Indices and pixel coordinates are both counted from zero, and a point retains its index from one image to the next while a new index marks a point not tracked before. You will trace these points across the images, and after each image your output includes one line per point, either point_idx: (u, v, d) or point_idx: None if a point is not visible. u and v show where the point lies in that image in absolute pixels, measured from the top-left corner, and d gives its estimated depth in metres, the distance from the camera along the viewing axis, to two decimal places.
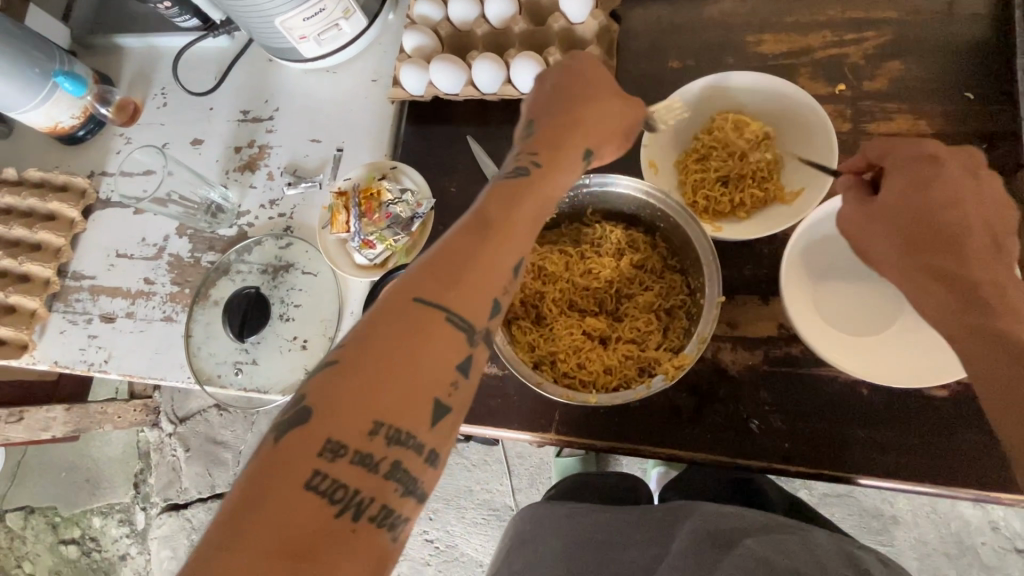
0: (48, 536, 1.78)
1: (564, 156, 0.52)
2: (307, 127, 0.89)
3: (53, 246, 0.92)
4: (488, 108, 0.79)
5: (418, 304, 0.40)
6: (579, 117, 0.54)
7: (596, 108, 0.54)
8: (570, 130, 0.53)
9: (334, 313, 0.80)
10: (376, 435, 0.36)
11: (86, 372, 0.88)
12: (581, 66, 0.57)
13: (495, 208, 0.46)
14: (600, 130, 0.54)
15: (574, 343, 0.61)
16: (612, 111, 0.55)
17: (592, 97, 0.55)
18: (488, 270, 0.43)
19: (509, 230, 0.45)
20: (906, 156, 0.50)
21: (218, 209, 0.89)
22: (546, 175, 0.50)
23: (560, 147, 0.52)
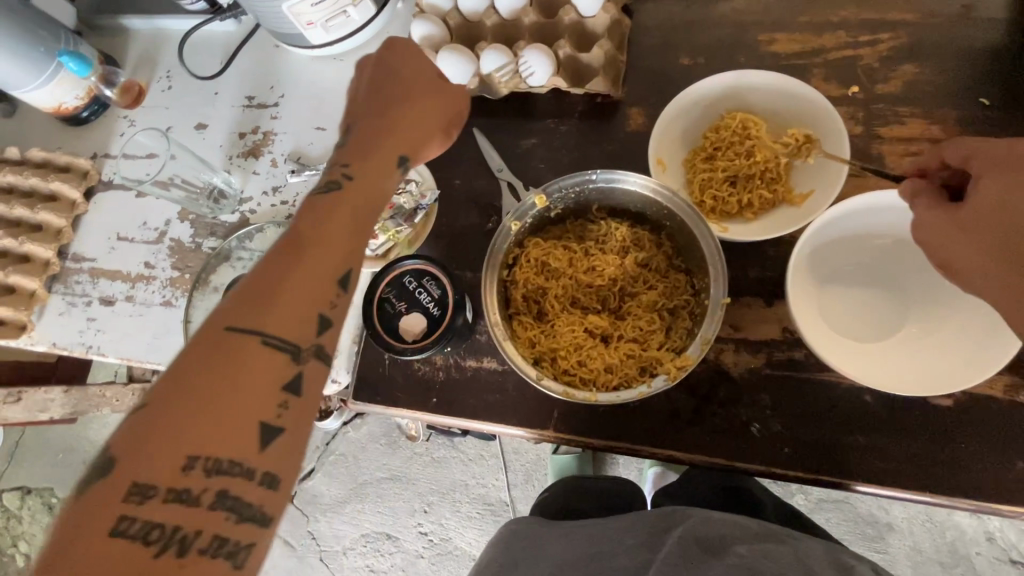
0: (44, 516, 1.79)
1: (379, 165, 0.58)
2: (311, 115, 0.88)
3: (54, 227, 0.91)
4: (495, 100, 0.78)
5: (231, 332, 0.43)
6: (392, 120, 0.60)
7: (408, 115, 0.61)
8: (388, 134, 0.60)
9: None
10: (191, 469, 0.38)
11: (83, 355, 0.88)
12: (397, 73, 0.63)
13: (306, 226, 0.51)
14: (417, 136, 0.61)
15: (575, 340, 0.60)
16: (431, 113, 0.62)
17: (412, 100, 0.61)
18: (300, 288, 0.47)
19: (318, 244, 0.50)
20: (995, 158, 0.47)
21: (220, 194, 0.88)
22: (360, 189, 0.55)
23: (377, 157, 0.58)
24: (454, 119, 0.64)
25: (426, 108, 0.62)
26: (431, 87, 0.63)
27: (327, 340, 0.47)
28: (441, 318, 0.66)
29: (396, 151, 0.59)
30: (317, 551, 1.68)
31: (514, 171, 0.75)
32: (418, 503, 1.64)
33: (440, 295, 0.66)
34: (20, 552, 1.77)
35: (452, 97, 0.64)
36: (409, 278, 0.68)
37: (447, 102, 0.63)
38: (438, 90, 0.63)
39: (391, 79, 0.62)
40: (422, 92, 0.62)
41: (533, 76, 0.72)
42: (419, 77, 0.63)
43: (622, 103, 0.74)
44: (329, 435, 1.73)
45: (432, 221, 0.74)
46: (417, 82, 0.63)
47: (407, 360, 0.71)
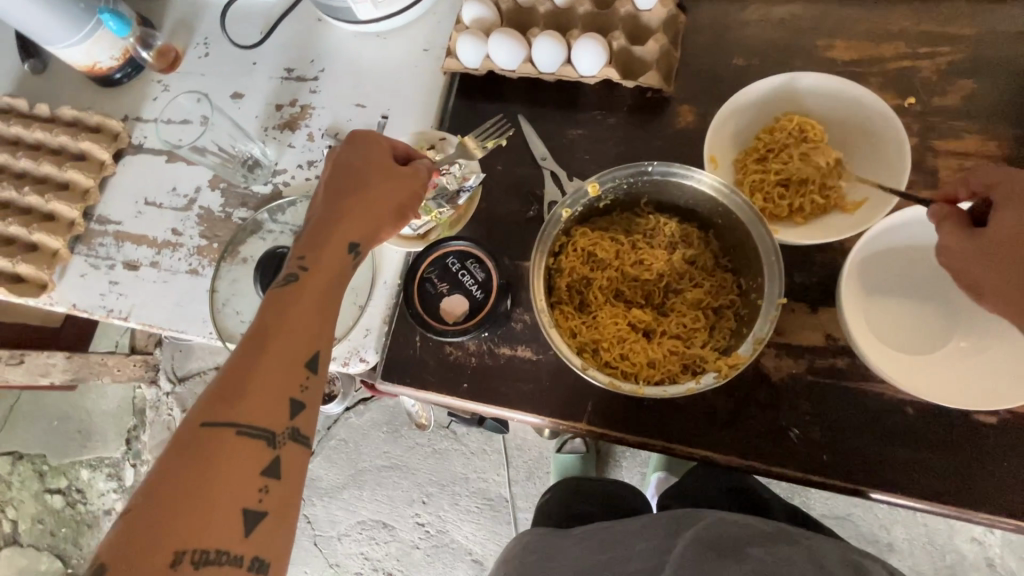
0: (34, 483, 1.76)
1: (334, 253, 0.58)
2: (350, 92, 0.87)
3: (81, 187, 0.90)
4: (542, 88, 0.77)
5: (206, 426, 0.44)
6: (341, 209, 0.60)
7: (358, 203, 0.61)
8: (342, 222, 0.60)
9: (366, 284, 0.75)
10: (179, 564, 0.39)
11: (104, 318, 0.87)
12: (354, 162, 0.63)
13: (270, 318, 0.51)
14: (368, 223, 0.61)
15: (619, 333, 0.59)
16: (386, 197, 0.62)
17: (368, 187, 0.62)
18: (269, 377, 0.47)
19: (285, 332, 0.50)
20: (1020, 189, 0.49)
21: (254, 164, 0.86)
22: (319, 279, 0.56)
23: (331, 247, 0.58)
24: (413, 201, 0.63)
25: (380, 194, 0.62)
26: (388, 171, 0.63)
27: (301, 419, 0.48)
28: (484, 303, 0.68)
29: (347, 238, 0.60)
30: (312, 535, 1.67)
31: (558, 160, 0.74)
32: (417, 493, 1.63)
33: (484, 279, 0.69)
34: (8, 518, 1.75)
35: (408, 177, 0.63)
36: (453, 260, 0.70)
37: (406, 183, 0.63)
38: (397, 172, 0.63)
39: (348, 170, 0.63)
40: (378, 179, 0.62)
41: (586, 65, 0.71)
42: (377, 162, 0.63)
43: (673, 99, 0.73)
44: (331, 420, 1.73)
45: (475, 203, 0.73)
46: (374, 169, 0.63)
47: (439, 343, 0.70)
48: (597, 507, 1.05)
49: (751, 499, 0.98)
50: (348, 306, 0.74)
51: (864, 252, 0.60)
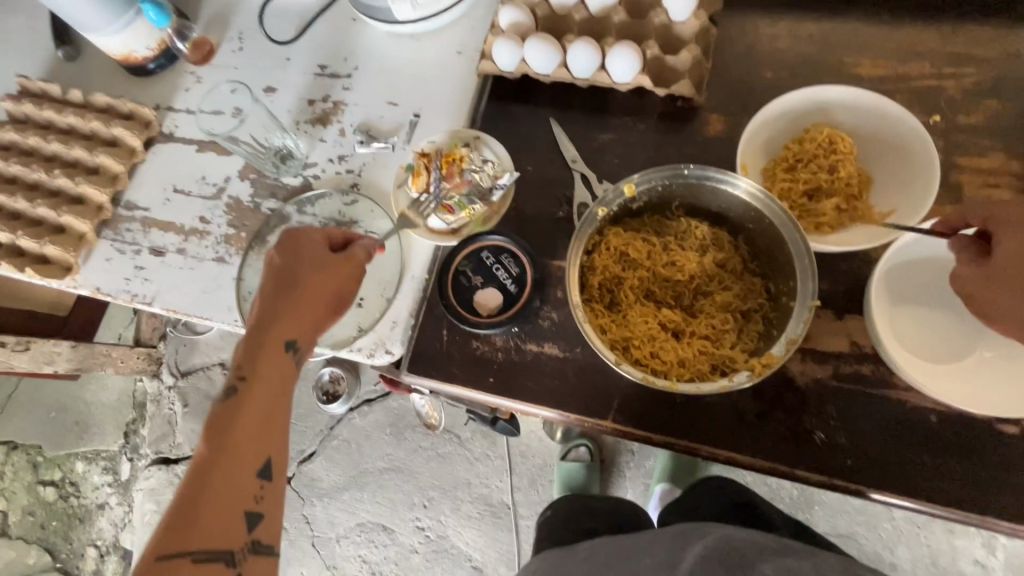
0: (27, 474, 1.75)
1: (274, 359, 0.60)
2: (383, 90, 0.88)
3: (111, 172, 0.91)
4: (575, 93, 0.79)
5: (161, 559, 0.47)
6: (276, 310, 0.62)
7: (295, 302, 0.62)
8: (280, 323, 0.61)
9: (394, 277, 0.75)
10: None
11: (128, 303, 0.87)
12: (289, 261, 0.64)
13: (215, 433, 0.54)
14: (306, 320, 0.62)
15: (650, 332, 0.60)
16: (325, 291, 0.63)
17: (305, 283, 0.63)
18: (221, 497, 0.51)
19: (233, 447, 0.53)
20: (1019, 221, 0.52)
21: (287, 155, 0.88)
22: (263, 387, 0.58)
23: (270, 352, 0.60)
24: (350, 288, 0.65)
25: (317, 289, 0.63)
26: (322, 263, 0.64)
27: (260, 531, 0.53)
28: (517, 296, 0.71)
29: (284, 337, 0.61)
30: (309, 536, 1.65)
31: (589, 163, 0.76)
32: (418, 497, 1.62)
33: (518, 273, 0.71)
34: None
35: (344, 266, 0.64)
36: (488, 254, 0.73)
37: (342, 273, 0.64)
38: (333, 263, 0.64)
39: (282, 269, 0.63)
40: (314, 271, 0.63)
41: (620, 72, 0.73)
42: (311, 257, 0.64)
43: (703, 108, 0.75)
44: (334, 420, 1.72)
45: (508, 202, 0.74)
46: (309, 264, 0.64)
47: (466, 338, 0.71)
48: (604, 523, 1.05)
49: (759, 513, 0.98)
50: (375, 298, 0.74)
51: (892, 261, 0.62)
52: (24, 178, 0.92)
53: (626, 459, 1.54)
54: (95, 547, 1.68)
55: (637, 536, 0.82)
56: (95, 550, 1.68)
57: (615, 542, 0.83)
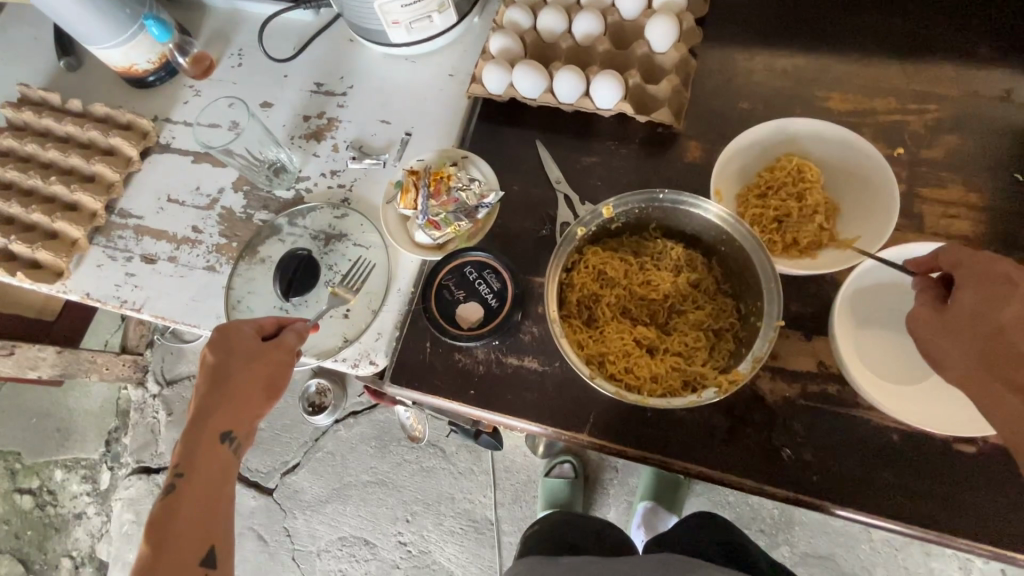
0: (4, 482, 1.72)
1: (210, 454, 0.60)
2: (376, 109, 0.91)
3: (107, 180, 0.93)
4: (560, 117, 0.82)
5: None
6: (211, 403, 0.61)
7: (231, 394, 0.62)
8: (214, 416, 0.61)
9: (381, 288, 0.79)
10: None
11: (117, 308, 0.88)
12: (220, 352, 0.64)
13: (155, 536, 0.55)
14: (242, 410, 0.63)
15: (624, 347, 0.63)
16: (258, 380, 0.64)
17: (238, 374, 0.63)
18: None
19: (175, 548, 0.54)
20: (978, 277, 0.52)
21: (280, 168, 0.90)
22: (201, 484, 0.58)
23: (205, 448, 0.60)
24: (283, 373, 0.66)
25: (251, 379, 0.64)
26: (255, 353, 0.65)
27: None
28: (498, 310, 0.72)
29: (220, 430, 0.61)
30: (290, 549, 1.64)
31: (572, 184, 0.79)
32: (401, 511, 1.62)
33: (499, 287, 0.73)
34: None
35: (276, 355, 0.66)
36: (471, 269, 0.74)
37: (275, 360, 0.65)
38: (265, 353, 0.65)
39: (214, 364, 0.63)
40: (247, 362, 0.64)
41: (603, 98, 0.76)
42: (243, 347, 0.65)
43: (682, 135, 0.78)
44: (320, 431, 1.72)
45: (493, 219, 0.77)
46: (241, 353, 0.64)
47: (449, 350, 0.73)
48: (587, 541, 1.07)
49: (733, 547, 1.01)
50: (363, 309, 0.78)
51: (857, 284, 0.65)
52: (21, 183, 0.94)
53: (609, 476, 1.56)
54: (69, 558, 1.65)
55: (618, 563, 0.84)
56: (69, 562, 1.65)
57: (596, 565, 0.85)
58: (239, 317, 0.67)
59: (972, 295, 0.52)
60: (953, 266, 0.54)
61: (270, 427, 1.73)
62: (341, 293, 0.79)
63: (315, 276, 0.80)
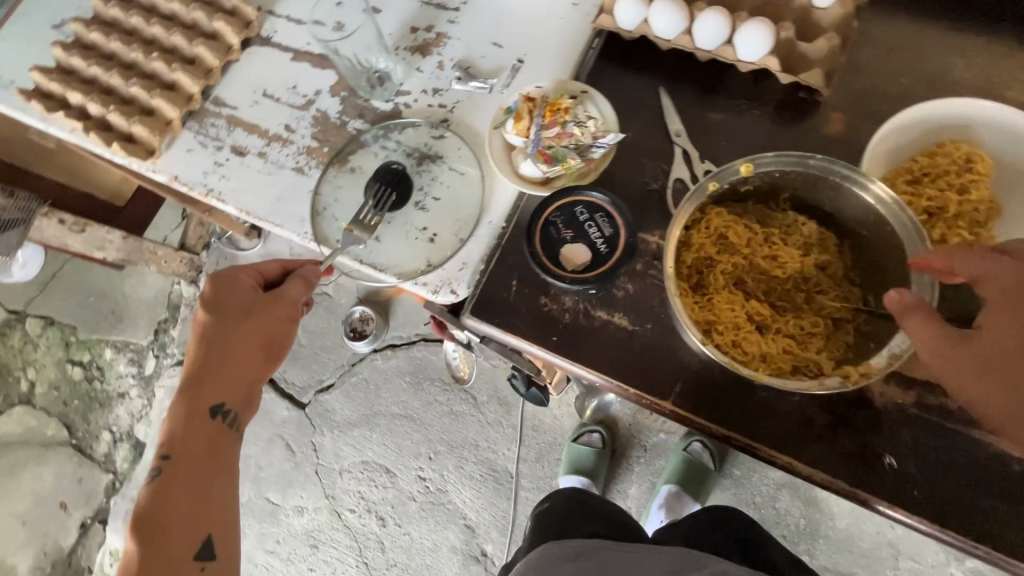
0: (59, 351, 1.82)
1: (203, 423, 0.68)
2: (489, 30, 0.86)
3: (206, 65, 0.91)
4: (692, 65, 0.75)
5: None
6: (207, 376, 0.69)
7: (223, 365, 0.69)
8: (208, 385, 0.68)
9: (472, 218, 0.76)
10: None
11: (202, 196, 0.87)
12: (207, 321, 0.70)
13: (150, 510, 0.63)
14: (235, 381, 0.70)
15: (735, 320, 0.58)
16: (253, 341, 0.70)
17: (232, 334, 0.69)
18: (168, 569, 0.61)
19: (168, 522, 0.63)
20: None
21: (382, 78, 0.86)
22: (193, 456, 0.67)
23: (199, 416, 0.68)
24: (280, 327, 0.71)
25: (245, 341, 0.70)
26: (249, 314, 0.70)
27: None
28: (607, 258, 0.68)
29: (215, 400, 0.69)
30: (314, 463, 1.69)
31: (693, 139, 0.73)
32: (425, 448, 1.65)
33: (611, 234, 0.68)
34: (27, 378, 1.80)
35: (269, 313, 0.70)
36: (581, 209, 0.69)
37: (273, 317, 0.70)
38: (259, 312, 0.70)
39: (208, 328, 0.70)
40: (239, 324, 0.69)
41: (748, 50, 0.69)
42: (237, 306, 0.70)
43: (826, 105, 0.71)
44: (356, 357, 1.74)
45: (608, 160, 0.71)
46: (234, 314, 0.70)
47: (536, 292, 0.70)
48: (603, 523, 1.05)
49: (758, 546, 0.98)
50: (450, 236, 0.76)
51: None
52: (122, 56, 0.93)
53: (636, 454, 1.54)
54: (110, 432, 1.75)
55: (632, 548, 0.88)
56: (109, 435, 1.75)
57: (606, 555, 0.86)
58: (230, 270, 0.72)
59: (1000, 326, 0.50)
60: (975, 279, 0.51)
61: (310, 345, 1.77)
62: (356, 233, 0.75)
63: (406, 194, 0.78)
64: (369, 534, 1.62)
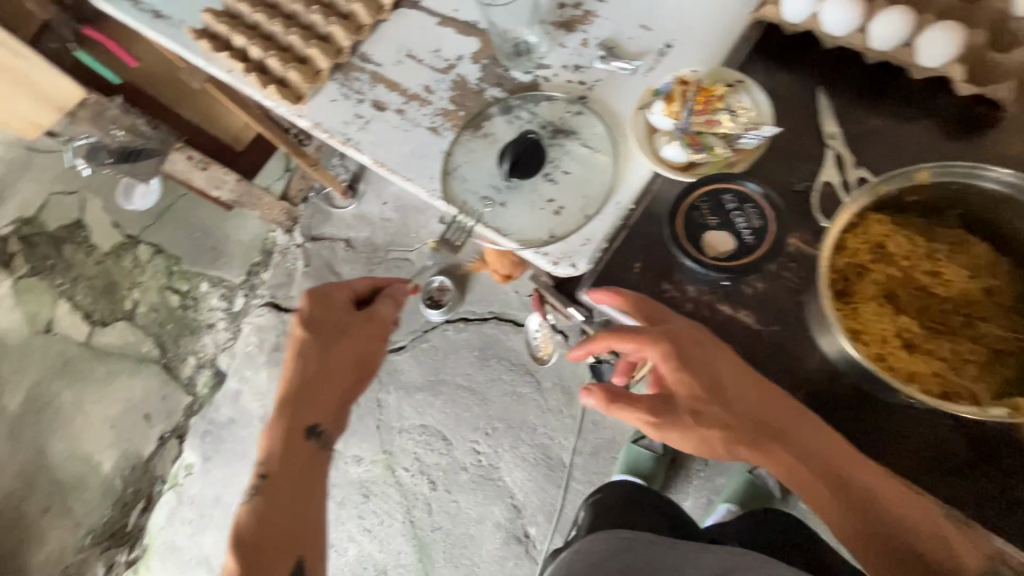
0: (162, 277, 1.95)
1: (303, 432, 0.83)
2: (640, 11, 0.85)
3: (358, 22, 0.95)
4: (858, 66, 0.71)
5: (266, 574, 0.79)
6: (308, 394, 0.83)
7: (321, 381, 0.84)
8: (309, 401, 0.83)
9: (600, 196, 0.76)
10: None
11: (340, 144, 0.92)
12: (306, 340, 0.83)
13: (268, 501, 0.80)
14: (329, 399, 0.85)
15: (883, 333, 0.55)
16: (350, 359, 0.85)
17: (333, 353, 0.84)
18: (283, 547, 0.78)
19: (287, 507, 0.81)
20: (701, 362, 0.61)
21: (525, 49, 0.87)
22: (296, 460, 0.83)
23: (300, 426, 0.83)
24: (372, 348, 0.87)
25: (344, 358, 0.85)
26: (348, 336, 0.85)
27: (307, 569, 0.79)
28: (753, 250, 0.65)
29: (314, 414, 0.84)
30: (376, 418, 1.75)
31: (850, 144, 0.69)
32: (483, 423, 1.68)
33: (759, 226, 0.65)
34: (131, 297, 1.93)
35: (363, 336, 0.86)
36: (730, 197, 0.66)
37: (367, 337, 0.86)
38: (355, 333, 0.86)
39: (309, 347, 0.83)
40: (339, 344, 0.84)
41: (931, 51, 0.66)
42: (337, 327, 0.85)
43: (1006, 125, 0.66)
44: (429, 325, 1.79)
45: (760, 152, 0.69)
46: (333, 332, 0.85)
47: (658, 277, 0.69)
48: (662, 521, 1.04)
49: None
50: (575, 210, 0.76)
51: None
52: (284, 7, 0.99)
53: (697, 467, 1.50)
54: (196, 357, 1.89)
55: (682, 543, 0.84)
56: (194, 360, 1.89)
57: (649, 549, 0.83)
58: (328, 291, 0.87)
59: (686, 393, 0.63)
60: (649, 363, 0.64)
61: None
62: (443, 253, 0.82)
63: (538, 164, 0.79)
64: (419, 494, 1.67)
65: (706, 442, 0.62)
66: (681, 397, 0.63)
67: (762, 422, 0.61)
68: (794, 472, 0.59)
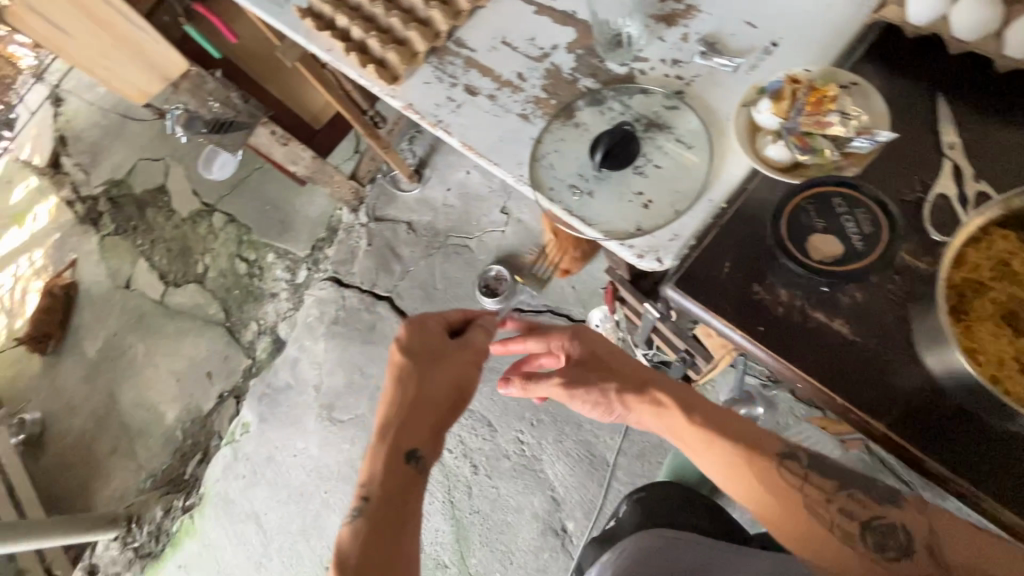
0: (232, 245, 2.05)
1: (399, 466, 0.73)
2: (745, 8, 0.83)
3: (457, 7, 0.97)
4: (987, 74, 0.68)
5: None
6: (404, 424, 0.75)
7: (417, 408, 0.76)
8: (405, 431, 0.75)
9: (691, 193, 0.75)
10: None
11: (431, 125, 0.93)
12: (404, 363, 0.78)
13: (355, 553, 0.66)
14: (427, 432, 0.76)
15: (1000, 354, 0.54)
16: (447, 384, 0.78)
17: (431, 377, 0.78)
18: None
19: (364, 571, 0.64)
20: (592, 334, 0.82)
21: (623, 42, 0.87)
22: (393, 503, 0.71)
23: (395, 460, 0.73)
24: (468, 375, 0.80)
25: (442, 384, 0.78)
26: (445, 359, 0.80)
27: None
28: (863, 256, 0.63)
29: (410, 446, 0.74)
30: None
31: (970, 155, 0.66)
32: (530, 414, 1.69)
33: (870, 233, 0.63)
34: (203, 262, 2.05)
35: (459, 360, 0.80)
36: (839, 201, 0.65)
37: (463, 360, 0.80)
38: (451, 356, 0.80)
39: (406, 372, 0.78)
40: (437, 367, 0.79)
41: None
42: (432, 351, 0.80)
43: None
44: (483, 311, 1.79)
45: (870, 158, 0.67)
46: (430, 357, 0.79)
47: (749, 278, 0.67)
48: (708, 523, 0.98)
49: None
50: (664, 205, 0.76)
51: None
52: None
53: None
54: (257, 323, 1.98)
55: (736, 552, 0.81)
56: (256, 326, 1.98)
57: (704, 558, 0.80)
58: (422, 317, 0.83)
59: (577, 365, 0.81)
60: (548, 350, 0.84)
61: (442, 290, 1.84)
62: None
63: (630, 156, 0.79)
64: (460, 477, 1.69)
65: (602, 403, 0.79)
66: (579, 364, 0.81)
67: (647, 382, 0.76)
68: (672, 421, 0.72)
